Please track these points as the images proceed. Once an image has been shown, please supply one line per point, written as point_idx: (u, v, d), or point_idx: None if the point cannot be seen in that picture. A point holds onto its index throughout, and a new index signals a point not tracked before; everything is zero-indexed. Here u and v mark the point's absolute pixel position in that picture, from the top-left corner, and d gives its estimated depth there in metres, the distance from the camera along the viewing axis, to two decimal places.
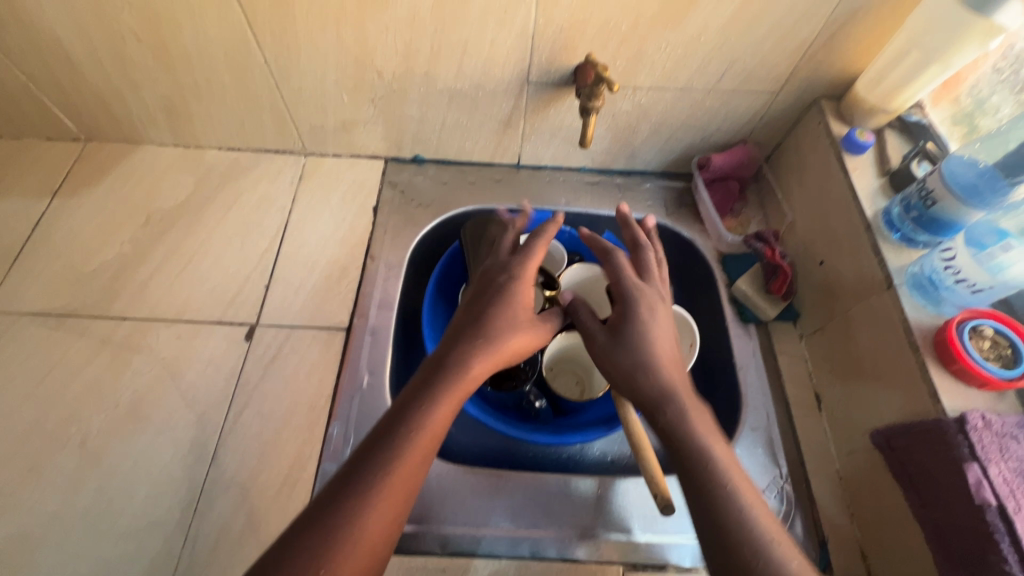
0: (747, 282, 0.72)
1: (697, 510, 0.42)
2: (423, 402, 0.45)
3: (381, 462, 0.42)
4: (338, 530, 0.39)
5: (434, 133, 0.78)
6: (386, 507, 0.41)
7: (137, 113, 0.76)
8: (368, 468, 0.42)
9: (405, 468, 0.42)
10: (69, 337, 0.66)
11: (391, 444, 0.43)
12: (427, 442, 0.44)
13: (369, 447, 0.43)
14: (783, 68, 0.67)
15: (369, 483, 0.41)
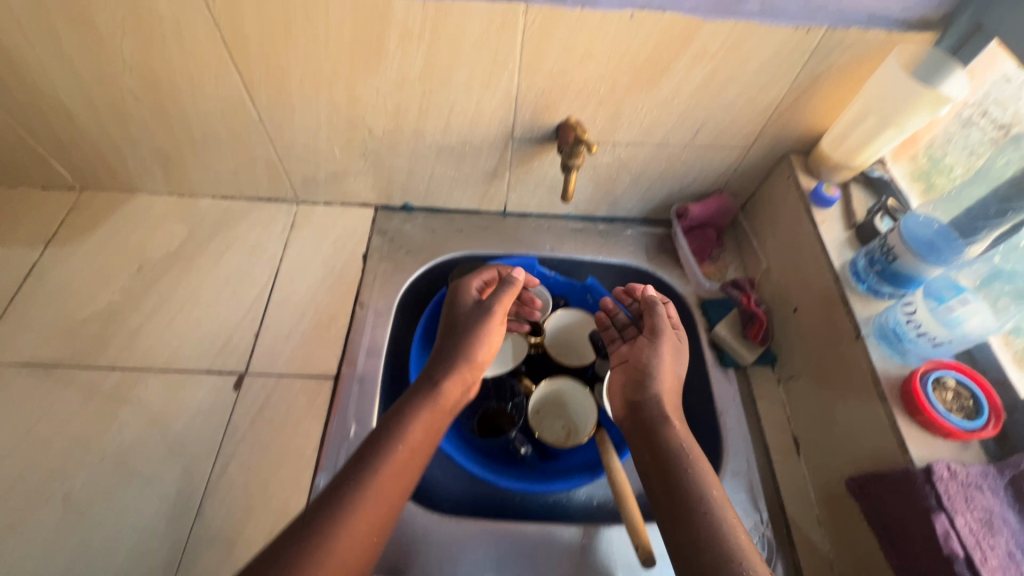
0: (725, 327, 0.74)
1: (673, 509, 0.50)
2: (406, 418, 0.55)
3: (370, 469, 0.50)
4: (334, 526, 0.46)
5: (423, 184, 0.81)
6: (373, 507, 0.49)
7: (134, 165, 0.78)
8: (367, 463, 0.51)
9: (389, 475, 0.51)
10: (57, 388, 0.66)
11: (379, 452, 0.52)
12: (408, 452, 0.53)
13: (362, 455, 0.52)
14: (753, 126, 0.71)
15: (360, 488, 0.49)
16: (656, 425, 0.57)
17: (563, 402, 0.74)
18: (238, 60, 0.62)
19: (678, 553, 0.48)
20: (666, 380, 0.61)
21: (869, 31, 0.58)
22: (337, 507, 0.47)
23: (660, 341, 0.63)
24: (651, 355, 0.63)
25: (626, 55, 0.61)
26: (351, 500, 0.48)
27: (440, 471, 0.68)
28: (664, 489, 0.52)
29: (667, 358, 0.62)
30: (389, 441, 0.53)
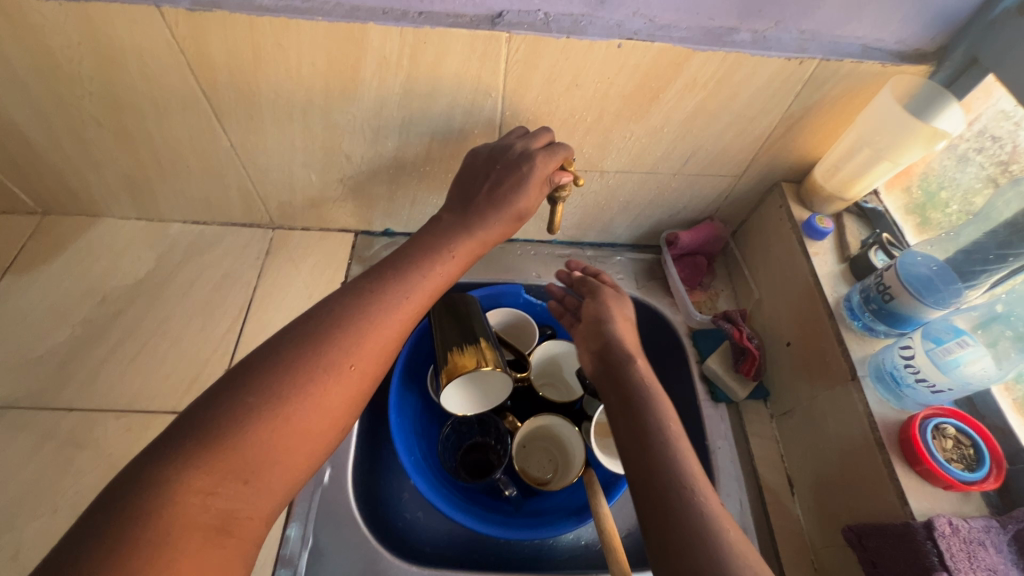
0: (717, 361, 0.72)
1: (637, 450, 0.47)
2: (429, 264, 0.55)
3: (382, 303, 0.50)
4: (334, 344, 0.46)
5: (405, 210, 0.78)
6: (379, 340, 0.48)
7: (100, 191, 0.74)
8: (357, 310, 0.48)
9: (405, 312, 0.51)
10: (9, 432, 0.62)
11: (396, 290, 0.51)
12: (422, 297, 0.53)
13: (367, 294, 0.50)
14: (745, 155, 0.69)
15: (369, 314, 0.49)
16: (619, 365, 0.54)
17: (549, 437, 0.71)
18: (206, 85, 0.59)
19: (638, 471, 0.45)
20: (628, 328, 0.58)
21: (863, 63, 0.56)
22: (338, 333, 0.46)
23: (614, 295, 0.62)
24: (611, 308, 0.59)
25: (613, 85, 0.59)
26: (357, 330, 0.47)
27: (422, 513, 0.67)
28: (629, 433, 0.48)
29: (628, 307, 0.61)
30: (407, 284, 0.52)
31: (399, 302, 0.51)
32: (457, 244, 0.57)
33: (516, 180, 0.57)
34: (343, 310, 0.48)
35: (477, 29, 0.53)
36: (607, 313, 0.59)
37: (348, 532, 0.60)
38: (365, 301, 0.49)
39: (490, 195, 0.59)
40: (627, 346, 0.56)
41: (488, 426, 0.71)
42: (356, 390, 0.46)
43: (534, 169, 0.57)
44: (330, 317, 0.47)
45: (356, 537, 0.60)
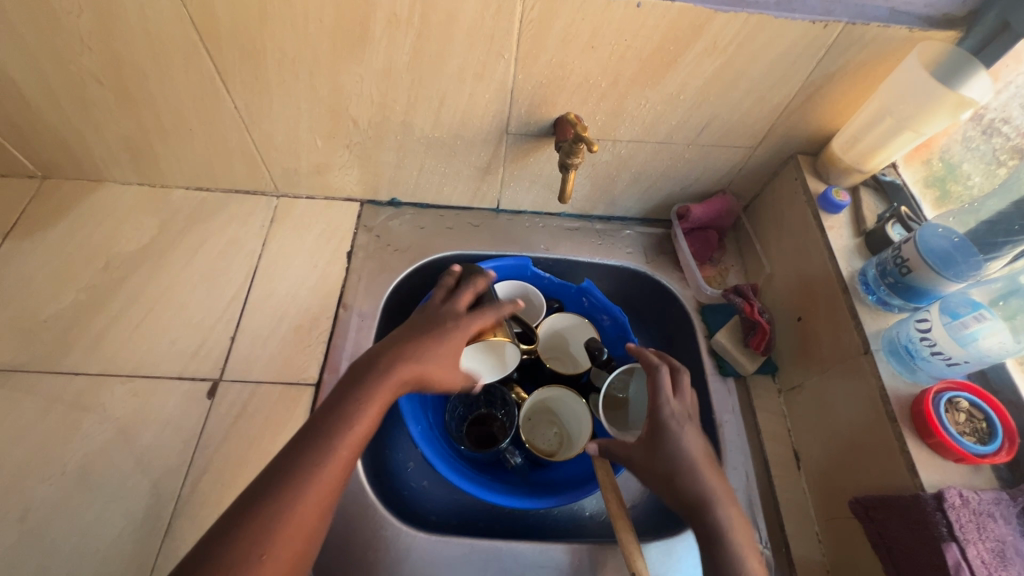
0: (726, 335, 0.71)
1: None
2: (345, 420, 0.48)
3: (292, 491, 0.44)
4: (248, 532, 0.42)
5: (412, 178, 0.76)
6: (310, 508, 0.44)
7: (100, 154, 0.73)
8: (269, 496, 0.44)
9: (324, 485, 0.45)
10: (14, 395, 0.61)
11: (312, 459, 0.46)
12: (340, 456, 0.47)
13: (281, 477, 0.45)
14: (761, 125, 0.67)
15: (286, 497, 0.44)
16: (700, 512, 0.50)
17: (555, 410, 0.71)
18: (208, 42, 0.57)
19: None
20: (695, 474, 0.51)
21: (890, 27, 0.54)
22: (253, 536, 0.42)
23: (667, 434, 0.53)
24: (657, 459, 0.53)
25: (629, 48, 0.57)
26: (271, 526, 0.43)
27: (428, 482, 0.67)
28: None
29: (682, 440, 0.53)
30: (315, 459, 0.46)
31: (312, 481, 0.45)
32: (388, 376, 0.51)
33: (436, 339, 0.54)
34: (249, 511, 0.43)
35: None
36: (654, 471, 0.53)
37: (353, 495, 0.60)
38: (272, 490, 0.44)
39: (411, 343, 0.53)
40: (698, 490, 0.51)
41: (496, 398, 0.71)
42: (291, 558, 0.43)
43: (459, 329, 0.55)
44: (237, 524, 0.43)
45: (362, 504, 0.59)
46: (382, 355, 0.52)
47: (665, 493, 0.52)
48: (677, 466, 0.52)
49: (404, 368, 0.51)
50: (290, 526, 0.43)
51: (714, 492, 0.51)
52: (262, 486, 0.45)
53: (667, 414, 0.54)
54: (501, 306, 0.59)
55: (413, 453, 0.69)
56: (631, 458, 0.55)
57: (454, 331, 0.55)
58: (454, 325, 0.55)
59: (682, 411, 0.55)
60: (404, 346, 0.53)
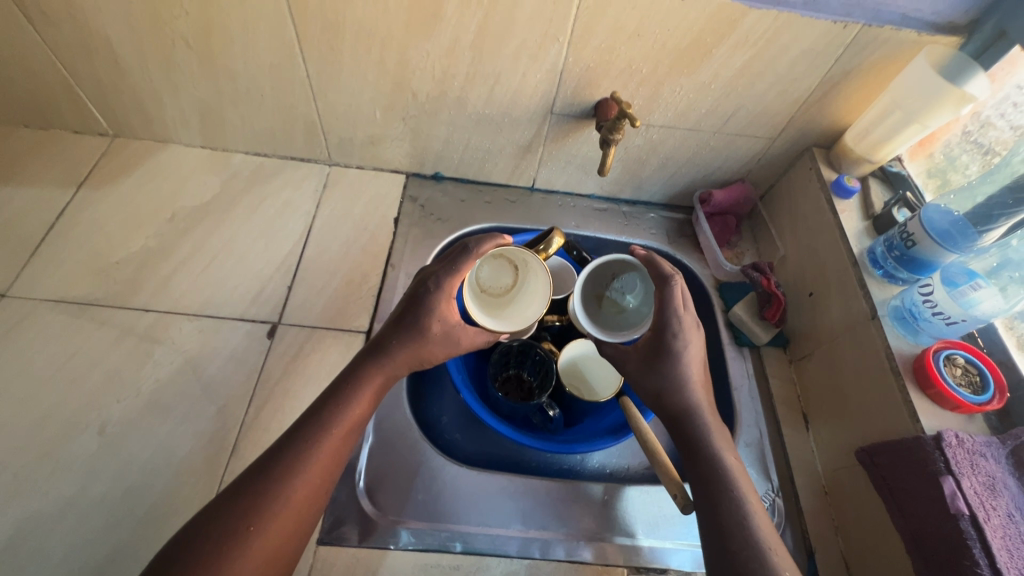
0: (743, 308, 0.77)
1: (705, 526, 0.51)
2: (340, 404, 0.54)
3: (294, 472, 0.50)
4: (245, 506, 0.47)
5: (457, 153, 0.83)
6: (306, 485, 0.50)
7: (172, 114, 0.79)
8: (266, 474, 0.49)
9: (321, 462, 0.51)
10: (89, 325, 0.66)
11: (302, 445, 0.51)
12: (337, 439, 0.52)
13: (278, 457, 0.50)
14: (781, 117, 0.74)
15: (280, 478, 0.49)
16: (682, 420, 0.56)
17: (576, 375, 0.76)
18: (296, 13, 0.63)
19: (710, 542, 0.50)
20: (676, 388, 0.56)
21: (901, 30, 0.62)
22: (244, 511, 0.47)
23: (666, 352, 0.56)
24: (653, 375, 0.57)
25: (671, 38, 0.64)
26: (274, 501, 0.48)
27: (461, 436, 0.72)
28: (703, 511, 0.52)
29: (679, 359, 0.56)
30: (315, 444, 0.51)
31: (309, 462, 0.50)
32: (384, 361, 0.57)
33: (417, 308, 0.57)
34: (250, 485, 0.49)
35: None
36: (647, 387, 0.57)
37: (402, 431, 0.64)
38: (267, 474, 0.49)
39: (405, 327, 0.57)
40: (679, 405, 0.56)
41: (527, 359, 0.76)
42: (287, 531, 0.48)
43: (436, 292, 0.56)
44: (240, 499, 0.48)
45: (410, 441, 0.64)
46: (386, 341, 0.57)
47: (655, 407, 0.58)
48: (675, 383, 0.56)
49: (398, 357, 0.57)
50: (294, 502, 0.49)
51: (698, 406, 0.56)
52: (263, 465, 0.50)
53: (671, 326, 0.56)
54: (482, 248, 0.56)
55: (447, 409, 0.74)
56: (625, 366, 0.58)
57: (436, 296, 0.56)
58: (432, 290, 0.56)
59: (685, 331, 0.56)
60: (395, 320, 0.58)
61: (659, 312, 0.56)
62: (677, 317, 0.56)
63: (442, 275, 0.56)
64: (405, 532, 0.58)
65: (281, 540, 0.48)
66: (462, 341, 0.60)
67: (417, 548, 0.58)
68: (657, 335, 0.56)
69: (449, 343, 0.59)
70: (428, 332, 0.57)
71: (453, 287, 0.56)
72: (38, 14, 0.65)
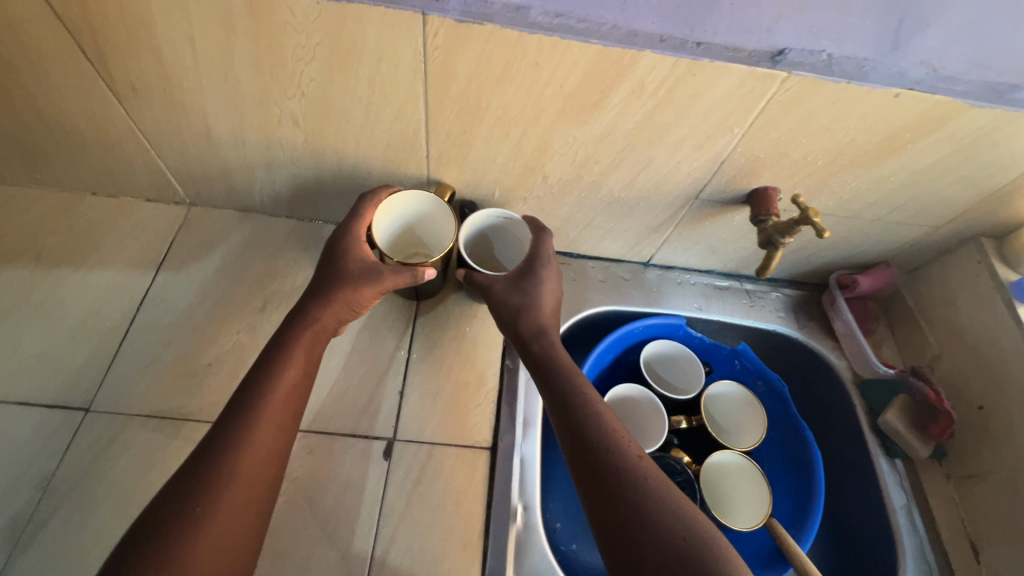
0: (897, 416, 0.69)
1: (563, 427, 0.53)
2: (275, 368, 0.53)
3: (239, 441, 0.48)
4: (201, 483, 0.45)
5: (574, 231, 0.74)
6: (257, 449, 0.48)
7: (261, 186, 0.70)
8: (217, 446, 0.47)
9: (269, 420, 0.50)
10: (188, 447, 0.58)
11: (246, 413, 0.50)
12: (280, 404, 0.52)
13: (223, 427, 0.49)
14: (956, 208, 0.66)
15: (231, 446, 0.47)
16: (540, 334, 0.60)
17: (716, 494, 0.68)
18: (432, 97, 0.54)
19: (570, 441, 0.52)
20: (537, 308, 0.61)
21: None
22: (198, 488, 0.45)
23: (529, 276, 0.62)
24: (515, 294, 0.62)
25: (864, 132, 0.55)
26: (225, 475, 0.46)
27: (580, 548, 0.67)
28: (559, 415, 0.54)
29: (541, 284, 0.62)
30: (254, 410, 0.50)
31: (252, 429, 0.49)
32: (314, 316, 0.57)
33: (330, 260, 0.60)
34: (201, 472, 0.46)
35: (755, 66, 0.49)
36: (508, 305, 0.61)
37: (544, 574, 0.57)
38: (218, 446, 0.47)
39: (329, 277, 0.59)
40: (538, 324, 0.61)
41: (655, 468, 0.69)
42: (241, 498, 0.46)
43: (348, 238, 0.60)
44: (191, 484, 0.45)
45: None
46: (307, 302, 0.58)
47: (510, 325, 0.61)
48: (531, 302, 0.62)
49: (325, 315, 0.58)
50: (240, 474, 0.47)
51: (550, 326, 0.61)
52: (210, 445, 0.48)
53: (539, 255, 0.63)
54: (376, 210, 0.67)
55: (559, 514, 0.69)
56: (493, 287, 0.63)
57: (350, 244, 0.60)
58: (344, 240, 0.60)
59: (549, 260, 0.63)
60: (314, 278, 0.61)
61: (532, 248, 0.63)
62: (543, 249, 0.63)
63: (348, 224, 0.61)
64: None
65: (246, 507, 0.46)
66: (385, 273, 0.58)
67: None
68: (527, 261, 0.63)
69: (375, 281, 0.58)
70: (349, 280, 0.58)
71: (358, 231, 0.61)
72: (127, 90, 0.56)
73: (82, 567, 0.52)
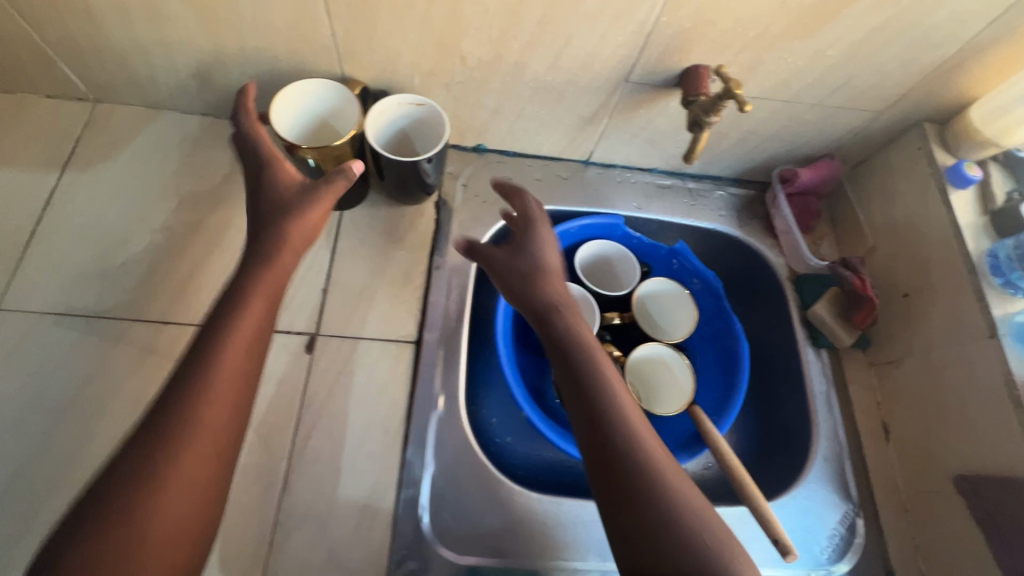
0: (826, 308, 0.69)
1: (572, 397, 0.50)
2: (233, 314, 0.49)
3: (202, 391, 0.44)
4: (163, 432, 0.42)
5: (506, 124, 0.71)
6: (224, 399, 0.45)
7: (166, 79, 0.65)
8: (180, 395, 0.44)
9: (231, 369, 0.47)
10: (105, 344, 0.58)
11: (207, 361, 0.46)
12: (242, 353, 0.48)
13: (181, 376, 0.45)
14: (897, 88, 0.63)
15: (192, 395, 0.44)
16: (554, 303, 0.57)
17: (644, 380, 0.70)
18: None
19: (578, 411, 0.49)
20: (548, 270, 0.60)
21: None
22: (158, 438, 0.42)
23: (529, 241, 0.61)
24: (524, 258, 0.60)
25: None
26: (186, 423, 0.43)
27: (512, 439, 0.68)
28: (570, 385, 0.51)
29: (544, 247, 0.61)
30: (216, 358, 0.46)
31: (215, 378, 0.45)
32: (272, 260, 0.54)
33: (261, 200, 0.57)
34: (163, 418, 0.43)
35: None
36: (517, 269, 0.59)
37: (463, 455, 0.59)
38: (177, 394, 0.44)
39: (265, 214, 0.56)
40: (547, 293, 0.57)
41: None
42: (211, 450, 0.44)
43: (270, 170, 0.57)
44: (147, 433, 0.42)
45: (473, 465, 0.59)
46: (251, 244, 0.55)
47: (518, 292, 0.58)
48: (534, 266, 0.59)
49: (281, 253, 0.54)
50: (204, 425, 0.44)
51: (565, 298, 0.58)
52: (172, 392, 0.45)
53: (535, 219, 0.62)
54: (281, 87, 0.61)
55: (496, 410, 0.69)
56: (495, 256, 0.60)
57: (274, 175, 0.57)
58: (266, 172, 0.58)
59: (545, 226, 0.63)
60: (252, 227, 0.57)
61: (525, 210, 0.63)
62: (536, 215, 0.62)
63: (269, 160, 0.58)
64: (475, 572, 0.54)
65: (213, 457, 0.44)
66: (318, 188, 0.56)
67: None
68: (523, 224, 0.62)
69: (311, 196, 0.56)
70: (283, 207, 0.56)
71: (279, 161, 0.58)
72: None
73: (3, 455, 0.53)
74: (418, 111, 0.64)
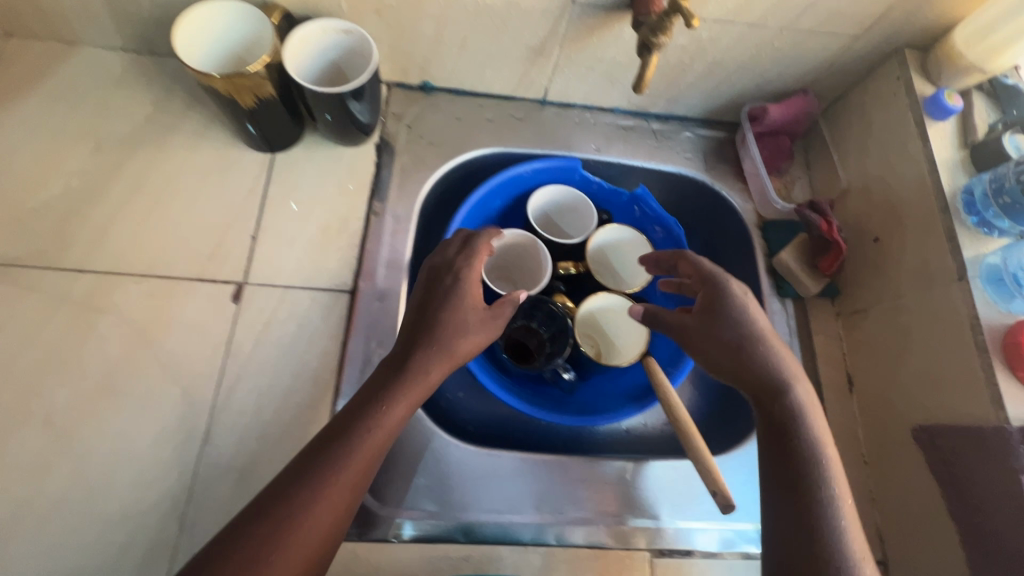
0: (793, 255, 0.65)
1: (785, 510, 0.44)
2: (387, 402, 0.45)
3: (325, 480, 0.41)
4: (270, 520, 0.39)
5: (450, 57, 0.65)
6: (345, 494, 0.41)
7: (74, 9, 0.60)
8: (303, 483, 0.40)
9: (359, 463, 0.42)
10: (16, 293, 0.55)
11: (342, 447, 0.42)
12: (382, 438, 0.44)
13: (321, 465, 0.41)
14: (875, 8, 0.57)
15: (312, 483, 0.41)
16: (777, 391, 0.47)
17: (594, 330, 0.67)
18: None
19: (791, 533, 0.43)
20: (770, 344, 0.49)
21: None
22: (269, 531, 0.38)
23: (728, 305, 0.50)
24: (725, 326, 0.49)
25: None
26: (295, 512, 0.39)
27: (462, 395, 0.65)
28: (783, 491, 0.44)
29: (752, 315, 0.50)
30: (349, 445, 0.42)
31: (340, 464, 0.42)
32: (446, 356, 0.48)
33: (442, 302, 0.50)
34: (272, 507, 0.40)
35: None
36: (717, 344, 0.49)
37: None
38: (297, 487, 0.40)
39: (440, 324, 0.49)
40: (779, 375, 0.48)
41: (539, 308, 0.65)
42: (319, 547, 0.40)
43: (471, 270, 0.52)
44: (259, 517, 0.39)
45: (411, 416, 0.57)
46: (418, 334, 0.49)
47: (730, 375, 0.49)
48: (747, 331, 0.49)
49: (438, 368, 0.47)
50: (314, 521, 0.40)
51: (795, 374, 0.48)
52: (296, 474, 0.41)
53: (726, 283, 0.51)
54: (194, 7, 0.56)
55: None
56: (687, 326, 0.51)
57: (463, 283, 0.51)
58: (455, 278, 0.51)
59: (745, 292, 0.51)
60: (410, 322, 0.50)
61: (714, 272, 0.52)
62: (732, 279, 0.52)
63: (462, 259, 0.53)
64: (407, 523, 0.53)
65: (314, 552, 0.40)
66: (471, 322, 0.50)
67: (422, 539, 0.53)
68: (715, 286, 0.51)
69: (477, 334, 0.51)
70: (471, 326, 0.50)
71: (474, 267, 0.52)
72: None
73: None
74: (347, 39, 0.59)
